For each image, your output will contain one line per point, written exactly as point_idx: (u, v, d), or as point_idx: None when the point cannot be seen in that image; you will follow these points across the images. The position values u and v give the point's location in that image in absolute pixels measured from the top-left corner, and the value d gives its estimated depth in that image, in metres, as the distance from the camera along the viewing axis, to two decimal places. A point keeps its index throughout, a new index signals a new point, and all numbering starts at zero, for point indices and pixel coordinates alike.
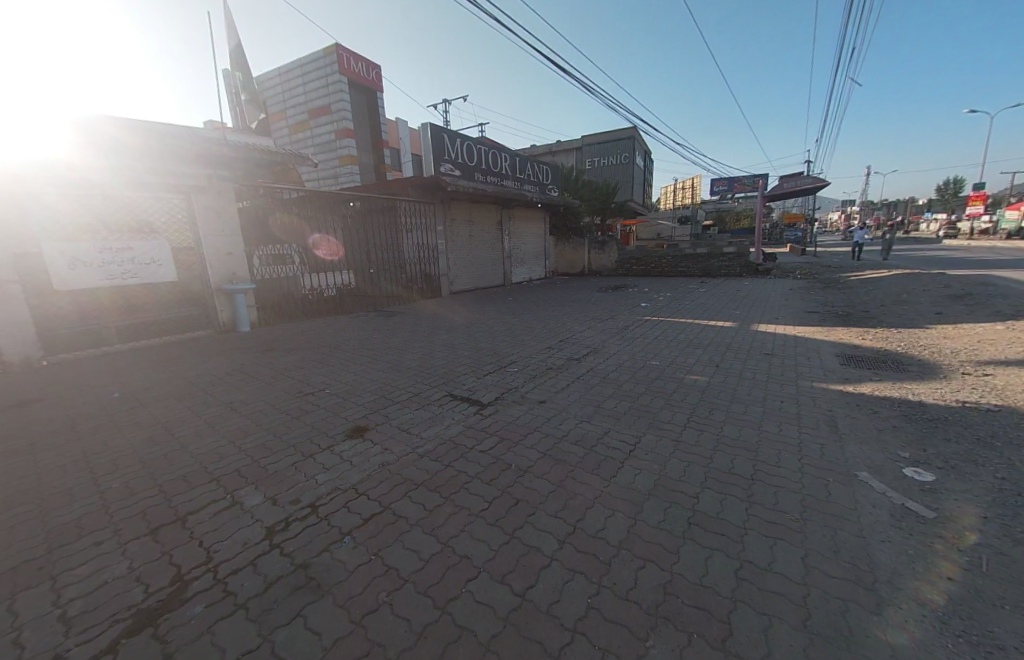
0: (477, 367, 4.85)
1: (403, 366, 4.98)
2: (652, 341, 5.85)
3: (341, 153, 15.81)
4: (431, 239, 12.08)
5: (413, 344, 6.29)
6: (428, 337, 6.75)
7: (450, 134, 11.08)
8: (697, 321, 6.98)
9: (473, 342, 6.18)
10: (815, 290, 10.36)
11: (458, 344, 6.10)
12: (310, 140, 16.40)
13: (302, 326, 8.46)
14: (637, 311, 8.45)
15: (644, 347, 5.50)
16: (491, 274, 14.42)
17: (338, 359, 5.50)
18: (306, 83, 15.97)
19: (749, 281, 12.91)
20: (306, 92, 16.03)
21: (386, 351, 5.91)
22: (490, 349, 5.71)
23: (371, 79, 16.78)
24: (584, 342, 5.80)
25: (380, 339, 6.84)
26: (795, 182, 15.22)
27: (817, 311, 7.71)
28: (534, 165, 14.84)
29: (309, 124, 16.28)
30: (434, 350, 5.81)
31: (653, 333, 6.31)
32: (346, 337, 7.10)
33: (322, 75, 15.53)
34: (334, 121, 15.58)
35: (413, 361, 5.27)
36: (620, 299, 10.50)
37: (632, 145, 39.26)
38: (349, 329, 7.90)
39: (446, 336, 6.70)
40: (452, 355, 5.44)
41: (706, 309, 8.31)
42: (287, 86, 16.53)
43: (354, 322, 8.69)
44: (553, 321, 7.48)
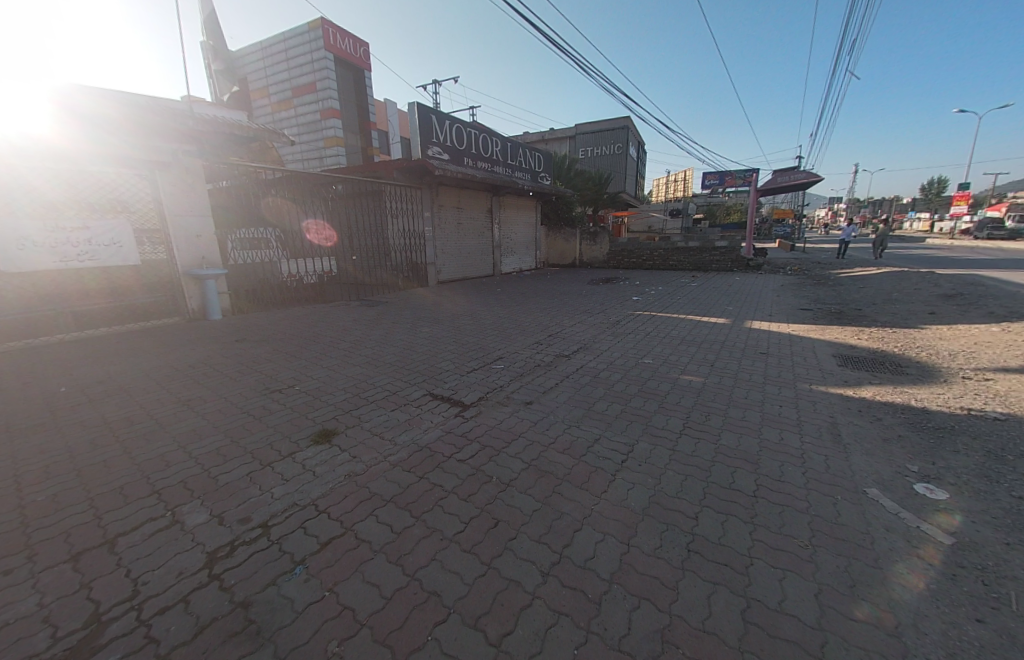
0: (460, 363, 4.57)
1: (382, 361, 4.69)
2: (645, 337, 5.61)
3: (325, 133, 15.10)
4: (418, 225, 11.60)
5: (394, 336, 5.98)
6: (411, 329, 6.41)
7: (440, 115, 10.57)
8: (690, 317, 6.77)
9: (459, 335, 5.87)
10: (806, 287, 10.27)
11: (442, 338, 5.78)
12: (293, 118, 15.63)
13: (279, 314, 8.03)
14: (629, 305, 8.18)
15: (636, 344, 5.24)
16: (480, 263, 14.03)
17: (313, 352, 5.16)
18: (289, 58, 15.15)
19: (741, 276, 12.81)
20: (289, 67, 15.23)
21: (365, 343, 5.57)
22: (476, 343, 5.41)
23: (358, 58, 16.01)
24: (574, 338, 5.55)
25: (359, 330, 6.48)
26: (789, 177, 15.02)
27: (809, 309, 7.57)
28: (526, 151, 14.43)
29: (292, 103, 15.51)
30: (415, 343, 5.48)
31: (646, 329, 6.06)
32: (325, 328, 6.72)
33: (308, 51, 14.74)
34: (319, 99, 14.85)
35: (393, 355, 4.97)
36: (610, 292, 10.26)
37: (626, 134, 38.83)
38: (327, 319, 7.50)
39: (430, 329, 6.37)
40: (434, 350, 5.13)
41: (698, 305, 8.12)
42: (270, 61, 15.65)
43: (335, 310, 8.30)
44: (543, 315, 7.20)
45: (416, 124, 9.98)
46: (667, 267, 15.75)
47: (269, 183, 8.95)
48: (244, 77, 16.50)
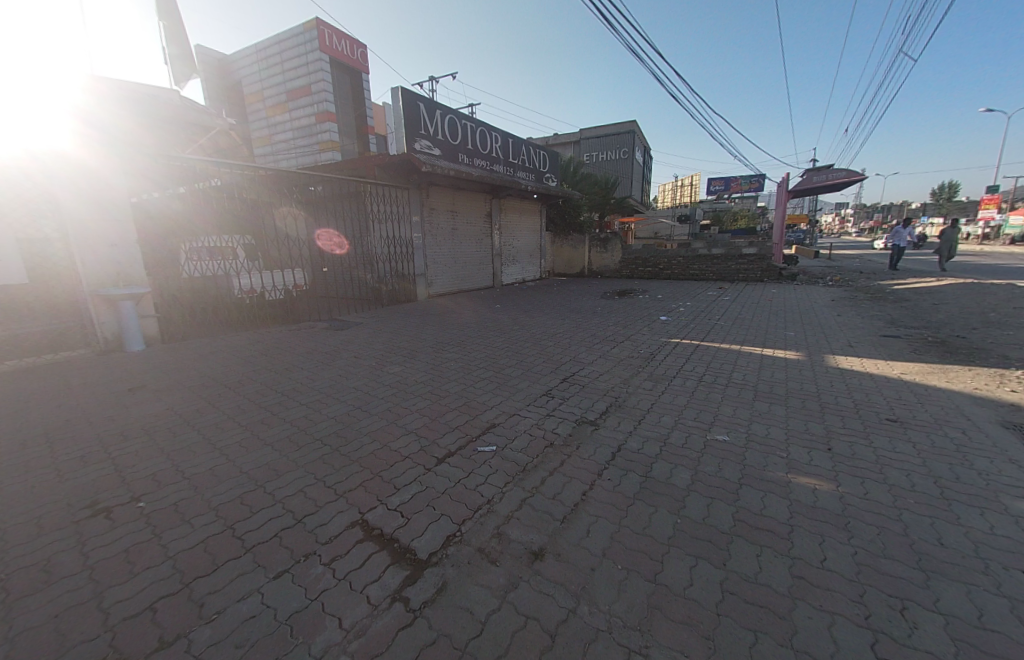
0: (429, 441, 2.96)
1: (312, 438, 3.07)
2: (702, 386, 3.95)
3: (319, 138, 13.73)
4: (405, 231, 10.00)
5: (350, 381, 4.39)
6: (377, 367, 4.82)
7: (428, 102, 9.02)
8: (748, 350, 5.11)
9: (438, 381, 4.25)
10: (865, 304, 8.57)
11: (412, 386, 4.17)
12: (284, 123, 14.29)
13: (222, 341, 6.47)
14: (660, 329, 6.52)
15: (690, 400, 3.61)
16: (478, 274, 12.47)
17: (222, 414, 3.57)
18: (282, 59, 13.86)
19: (777, 288, 11.11)
20: (282, 70, 13.92)
21: (304, 397, 3.96)
22: (462, 397, 3.79)
23: (355, 59, 14.64)
24: (600, 388, 3.92)
25: (307, 369, 4.88)
26: (827, 175, 13.31)
27: (896, 336, 5.88)
28: (530, 149, 12.92)
29: (284, 106, 14.14)
30: (373, 397, 3.88)
31: (698, 371, 4.38)
32: (269, 364, 5.16)
33: (301, 52, 13.41)
34: (313, 102, 13.49)
35: (335, 422, 3.36)
36: (631, 308, 8.63)
37: (633, 139, 37.47)
38: (275, 348, 5.90)
39: (401, 368, 4.76)
40: (397, 411, 3.53)
41: (747, 329, 6.46)
42: (260, 63, 14.42)
43: (293, 334, 6.73)
44: (552, 344, 5.58)
45: (400, 112, 8.41)
46: (687, 277, 14.09)
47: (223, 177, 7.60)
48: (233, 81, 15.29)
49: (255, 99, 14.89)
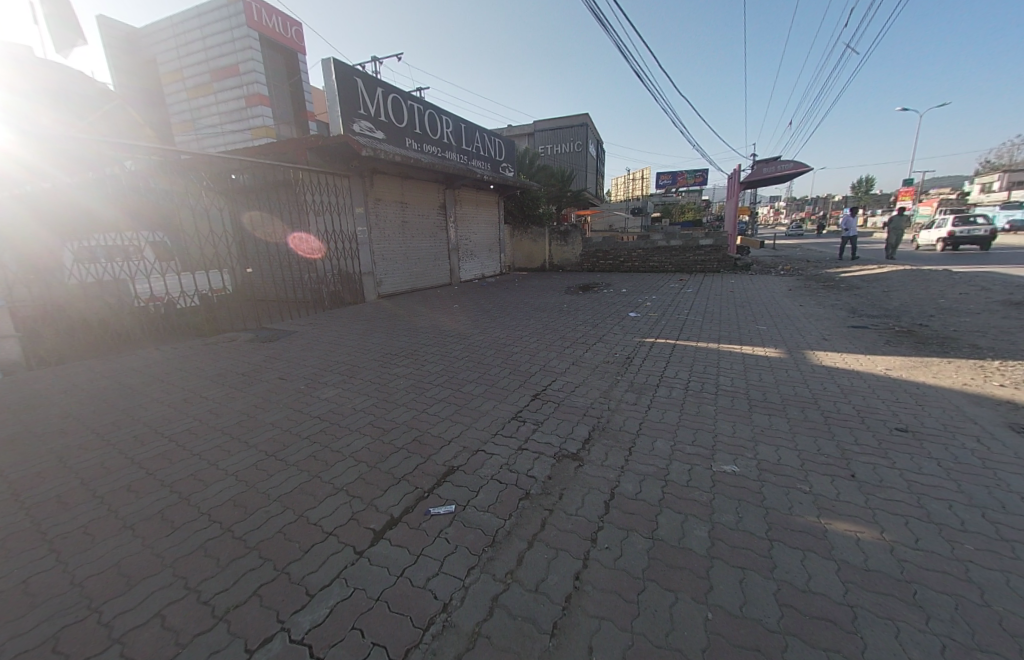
0: (363, 504, 2.16)
1: (195, 513, 2.08)
2: (693, 398, 3.41)
3: (248, 124, 12.11)
4: (347, 225, 8.78)
5: (269, 414, 3.36)
6: (305, 390, 3.89)
7: (367, 77, 7.99)
8: (728, 349, 4.75)
9: (381, 408, 3.46)
10: (821, 293, 8.66)
11: (349, 417, 3.27)
12: (206, 106, 12.49)
13: (110, 362, 5.14)
14: (631, 326, 6.05)
15: (683, 417, 3.07)
16: (434, 271, 11.58)
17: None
18: (201, 34, 12.05)
19: (735, 279, 11.15)
20: (203, 46, 12.11)
21: (205, 450, 2.97)
22: (413, 431, 3.00)
23: (290, 38, 13.08)
24: (578, 404, 3.33)
25: (215, 396, 3.87)
26: (776, 167, 13.52)
27: (863, 327, 5.81)
28: (484, 136, 12.15)
29: (205, 87, 12.35)
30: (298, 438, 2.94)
31: (682, 377, 3.89)
32: (166, 390, 4.10)
33: (224, 28, 11.72)
34: (240, 84, 11.85)
35: (238, 493, 2.47)
36: (597, 304, 8.18)
37: (586, 132, 37.54)
38: (179, 368, 4.77)
39: (337, 389, 3.88)
40: (326, 451, 2.68)
41: (720, 323, 6.16)
42: (175, 40, 12.48)
43: (208, 350, 5.51)
44: (518, 349, 4.94)
45: (334, 86, 7.34)
46: (647, 269, 13.97)
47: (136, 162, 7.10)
48: (137, 60, 12.94)
49: (171, 80, 12.85)
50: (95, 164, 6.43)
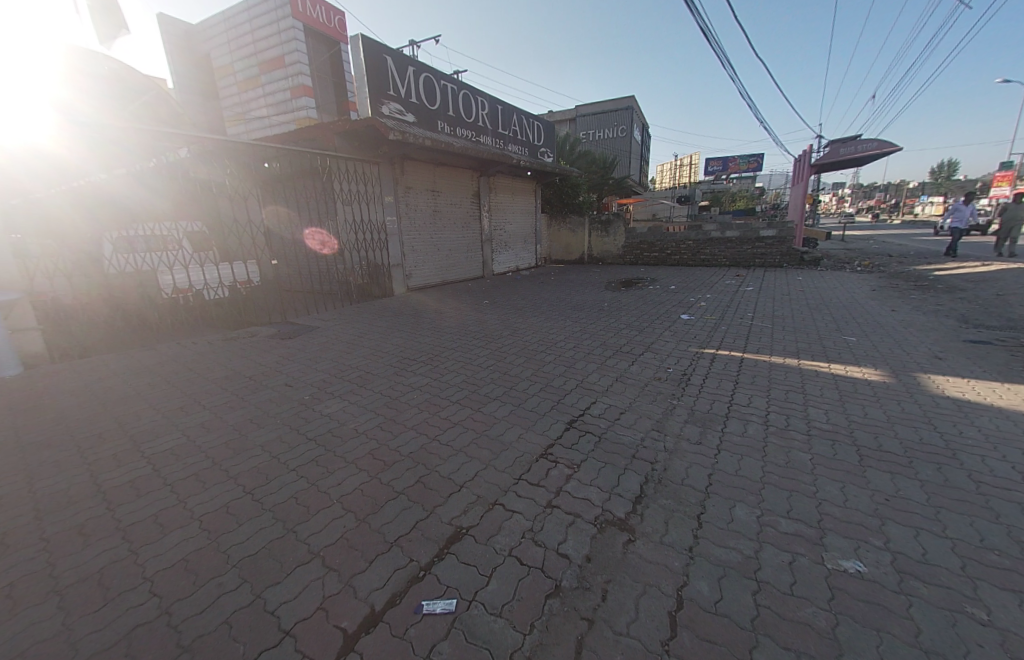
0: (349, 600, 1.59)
1: (145, 604, 1.63)
2: (778, 441, 2.63)
3: (293, 116, 11.99)
4: (376, 214, 8.37)
5: (262, 438, 2.91)
6: (309, 402, 3.44)
7: (397, 55, 7.48)
8: (811, 367, 3.85)
9: (388, 430, 2.92)
10: (915, 294, 7.31)
11: (349, 445, 2.77)
12: (255, 99, 12.52)
13: (131, 357, 5.00)
14: (684, 332, 5.21)
15: (769, 473, 2.30)
16: (466, 263, 11.05)
17: (23, 539, 2.03)
18: (250, 25, 11.99)
19: (803, 276, 9.80)
20: (251, 38, 12.07)
21: (182, 486, 2.42)
22: (419, 469, 2.44)
23: (333, 27, 12.66)
24: (625, 441, 2.64)
25: (214, 404, 3.50)
26: (857, 146, 11.74)
27: (986, 341, 4.64)
28: (522, 118, 11.41)
29: (254, 80, 12.34)
30: (284, 476, 2.45)
31: (758, 408, 3.07)
32: (169, 394, 3.79)
33: (270, 19, 11.57)
34: (286, 75, 11.73)
35: (200, 556, 1.89)
36: (643, 303, 7.32)
37: (632, 116, 35.50)
38: (192, 366, 4.51)
39: (342, 403, 3.39)
40: (315, 504, 2.20)
41: (794, 331, 5.18)
42: (223, 32, 12.57)
43: (226, 346, 5.26)
44: (552, 357, 4.28)
45: (362, 64, 6.88)
46: (697, 263, 12.76)
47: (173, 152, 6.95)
48: (189, 54, 13.23)
49: (220, 72, 13.03)
50: (134, 153, 6.42)
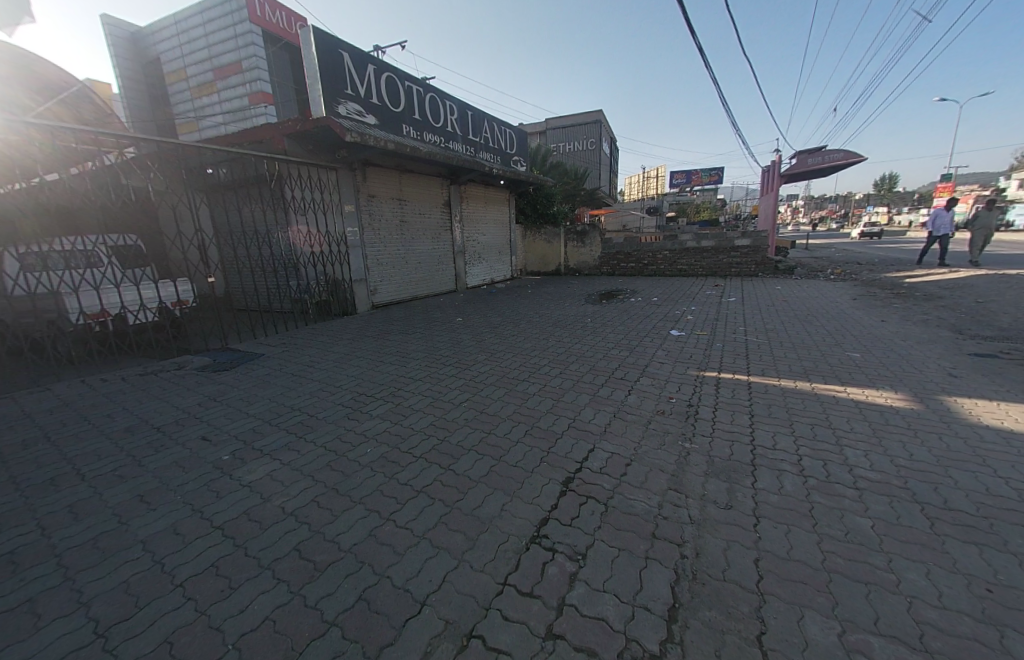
0: None
1: None
2: (825, 503, 2.11)
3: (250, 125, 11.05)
4: (336, 224, 7.60)
5: (146, 526, 2.05)
6: (231, 459, 2.64)
7: (356, 52, 6.87)
8: (829, 393, 3.41)
9: (327, 504, 2.18)
10: (897, 303, 7.20)
11: (269, 532, 1.99)
12: (208, 106, 11.51)
13: (13, 395, 3.96)
14: (679, 350, 4.74)
15: (831, 556, 1.78)
16: (438, 276, 10.36)
17: None
18: (203, 27, 11.06)
19: (781, 285, 9.69)
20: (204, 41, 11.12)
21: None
22: (365, 573, 1.71)
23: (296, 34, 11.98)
24: (639, 511, 2.05)
25: (98, 466, 2.61)
26: (823, 157, 12.00)
27: (992, 355, 4.38)
28: (493, 126, 10.99)
29: (207, 86, 11.35)
30: (163, 597, 1.64)
31: (786, 451, 2.58)
32: (42, 449, 2.89)
33: (225, 20, 10.69)
34: (243, 81, 10.82)
35: None
36: (627, 316, 6.87)
37: (600, 129, 36.10)
38: (87, 408, 3.56)
39: (274, 461, 2.61)
40: (205, 646, 1.42)
41: (793, 346, 4.80)
42: (168, 30, 11.60)
43: (141, 379, 4.30)
44: (537, 386, 3.67)
45: (315, 59, 6.22)
46: (674, 273, 12.59)
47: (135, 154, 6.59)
48: (132, 54, 12.09)
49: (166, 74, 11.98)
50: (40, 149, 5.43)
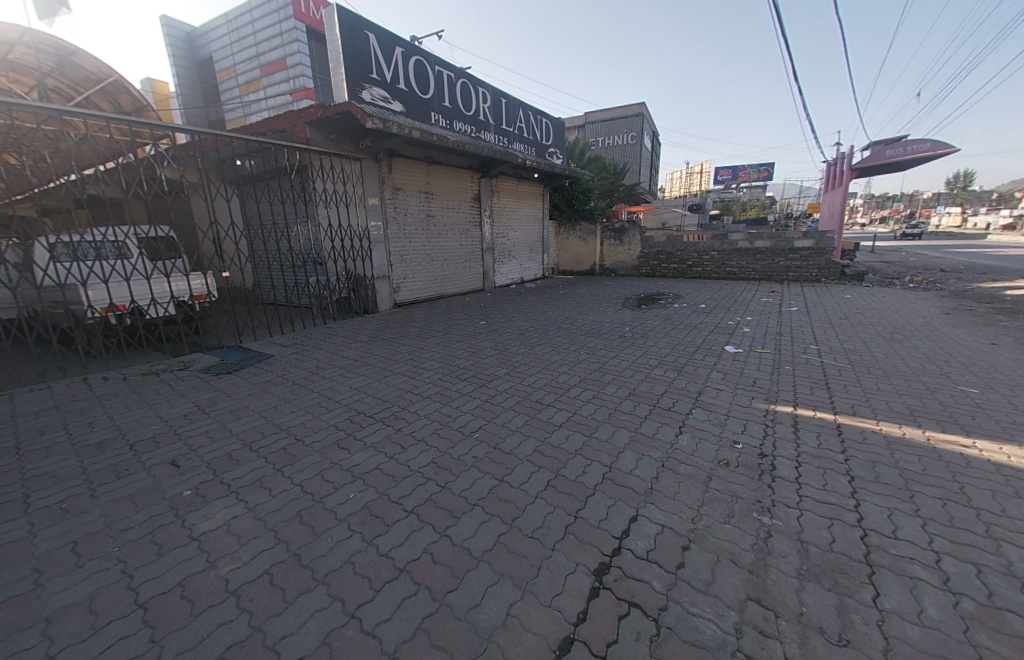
0: None
1: None
2: (1004, 653, 1.35)
3: None
4: (358, 218, 7.23)
5: (56, 597, 1.62)
6: (190, 498, 2.21)
7: (383, 34, 6.42)
8: (956, 448, 2.55)
9: (280, 581, 1.66)
10: (1007, 319, 5.95)
11: (198, 622, 1.50)
12: (253, 105, 11.61)
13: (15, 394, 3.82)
14: (737, 373, 3.95)
15: None
16: (465, 274, 9.88)
17: None
18: (249, 26, 11.10)
19: (851, 293, 8.47)
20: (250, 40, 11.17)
21: None
22: None
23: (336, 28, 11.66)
24: (707, 641, 1.38)
25: (48, 495, 2.27)
26: (904, 148, 10.47)
27: None
28: (529, 115, 10.34)
29: (252, 85, 11.43)
30: None
31: (913, 544, 1.81)
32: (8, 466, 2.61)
33: (270, 18, 10.65)
34: (285, 79, 10.79)
35: None
36: (670, 326, 6.08)
37: (642, 122, 34.51)
38: (77, 415, 3.32)
39: (238, 504, 2.15)
40: None
41: (886, 373, 3.88)
42: (216, 32, 11.84)
43: (142, 382, 4.08)
44: (565, 416, 3.04)
45: (338, 40, 5.81)
46: (721, 276, 11.49)
47: (170, 146, 6.50)
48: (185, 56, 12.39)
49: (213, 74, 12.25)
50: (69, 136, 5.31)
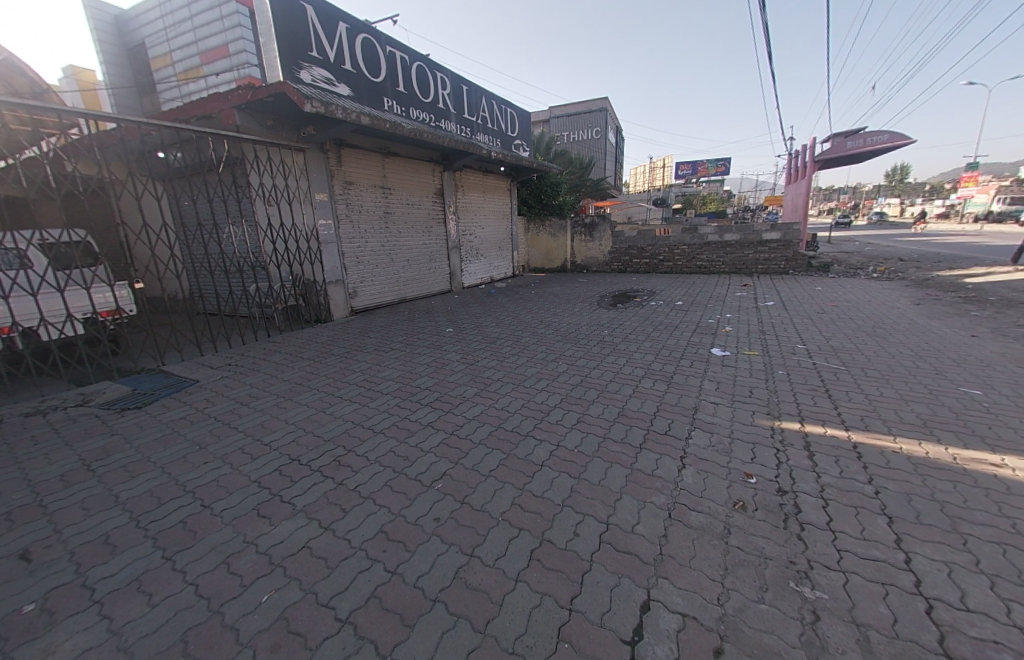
0: None
1: None
2: None
3: None
4: (305, 216, 6.44)
5: None
6: (26, 616, 1.55)
7: (324, 7, 5.68)
8: (991, 469, 2.23)
9: None
10: (977, 309, 5.96)
11: None
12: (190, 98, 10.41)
13: None
14: (731, 381, 3.60)
15: None
16: (430, 275, 9.23)
17: None
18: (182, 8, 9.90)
19: (821, 284, 8.48)
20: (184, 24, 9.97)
21: None
22: None
23: None
24: None
25: None
26: (864, 140, 10.66)
27: None
28: (492, 104, 9.77)
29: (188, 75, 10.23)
30: None
31: (990, 617, 1.43)
32: None
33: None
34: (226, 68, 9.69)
35: None
36: (650, 326, 5.73)
37: (606, 117, 34.61)
38: None
39: (95, 624, 1.51)
40: None
41: (884, 374, 3.63)
42: (145, 15, 10.51)
43: (22, 426, 3.27)
44: (546, 450, 2.55)
45: (269, 11, 5.06)
46: (693, 270, 11.39)
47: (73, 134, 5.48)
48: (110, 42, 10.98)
49: (140, 58, 10.92)
50: None
